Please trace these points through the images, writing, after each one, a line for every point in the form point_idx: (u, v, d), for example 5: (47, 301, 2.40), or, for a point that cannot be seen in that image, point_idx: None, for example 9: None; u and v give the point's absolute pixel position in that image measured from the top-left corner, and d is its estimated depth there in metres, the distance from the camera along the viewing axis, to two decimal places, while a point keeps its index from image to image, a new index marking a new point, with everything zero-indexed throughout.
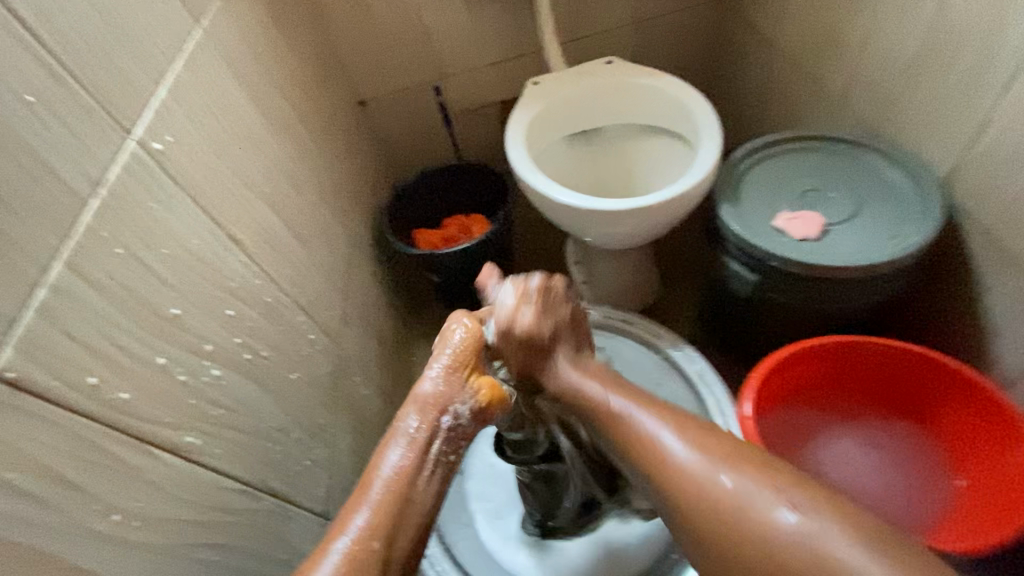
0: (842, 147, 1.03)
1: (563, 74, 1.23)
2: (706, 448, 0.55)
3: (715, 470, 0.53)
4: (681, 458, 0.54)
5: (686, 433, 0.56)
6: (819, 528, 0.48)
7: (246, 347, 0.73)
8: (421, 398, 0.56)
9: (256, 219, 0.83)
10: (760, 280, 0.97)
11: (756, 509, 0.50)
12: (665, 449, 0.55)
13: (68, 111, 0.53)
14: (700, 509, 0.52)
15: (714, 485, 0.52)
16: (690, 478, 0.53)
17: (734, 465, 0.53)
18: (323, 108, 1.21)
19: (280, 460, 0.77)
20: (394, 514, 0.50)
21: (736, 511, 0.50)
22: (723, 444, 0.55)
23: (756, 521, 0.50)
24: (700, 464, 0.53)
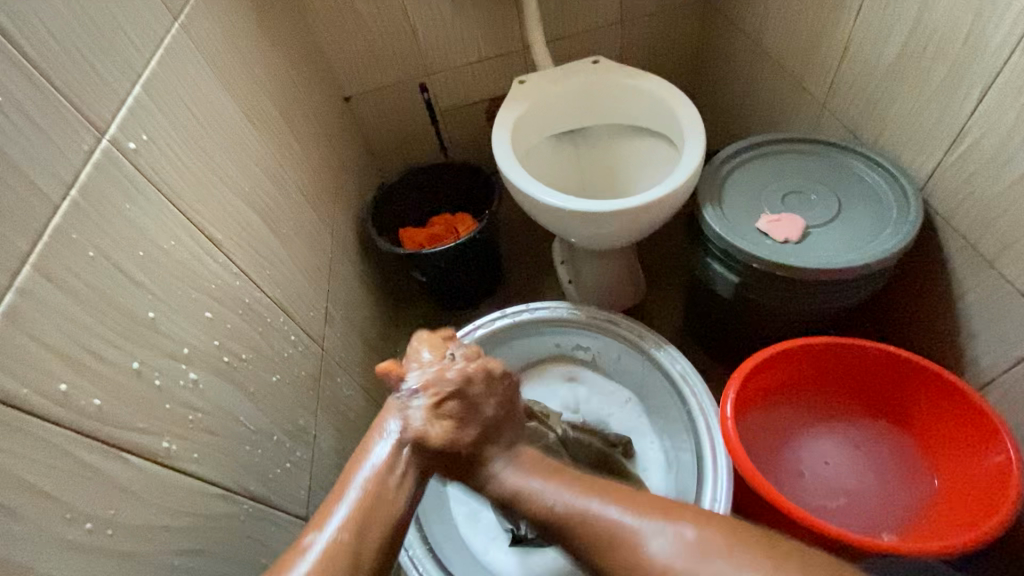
0: (824, 150, 1.05)
1: (549, 73, 1.23)
2: (670, 526, 0.48)
3: (667, 546, 0.47)
4: (638, 542, 0.47)
5: (636, 511, 0.49)
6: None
7: (227, 351, 0.72)
8: (397, 404, 0.58)
9: (235, 218, 0.81)
10: (742, 281, 0.98)
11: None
12: (622, 536, 0.48)
13: (36, 109, 0.51)
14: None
15: (686, 569, 0.45)
16: (659, 571, 0.45)
17: (704, 533, 0.47)
18: (306, 105, 1.19)
19: (264, 464, 0.75)
20: (369, 511, 0.52)
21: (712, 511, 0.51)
22: (688, 515, 0.49)
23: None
24: (669, 553, 0.46)
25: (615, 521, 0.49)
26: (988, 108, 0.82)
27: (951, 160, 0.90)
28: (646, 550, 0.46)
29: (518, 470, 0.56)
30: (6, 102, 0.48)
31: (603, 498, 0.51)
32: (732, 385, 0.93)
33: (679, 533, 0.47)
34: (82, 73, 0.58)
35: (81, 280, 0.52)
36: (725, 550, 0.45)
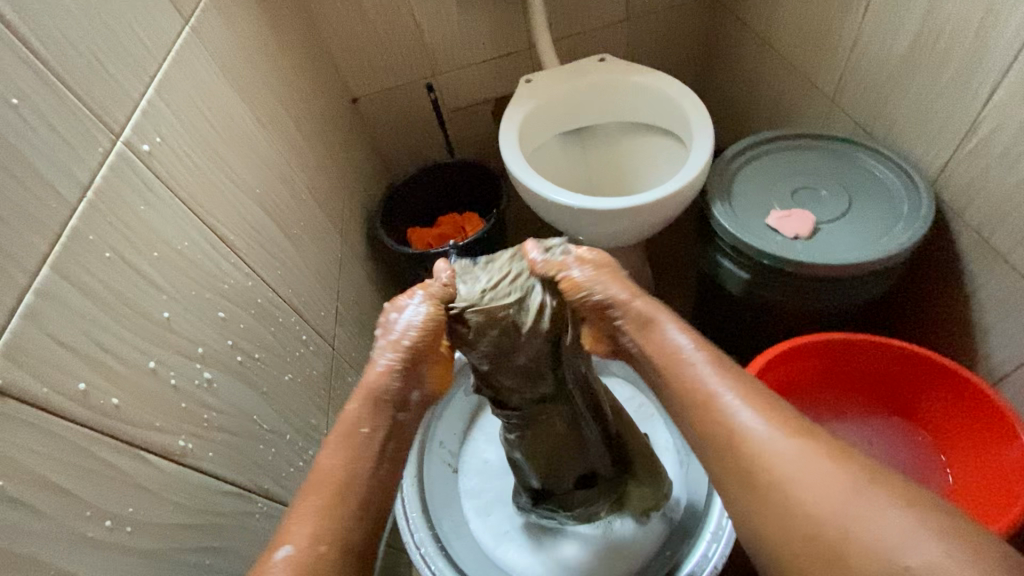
0: (834, 146, 1.04)
1: (556, 72, 1.23)
2: (802, 442, 0.49)
3: (817, 466, 0.47)
4: (766, 441, 0.49)
5: (775, 421, 0.50)
6: (901, 530, 0.43)
7: (240, 350, 0.72)
8: (370, 387, 0.57)
9: (246, 219, 0.82)
10: (753, 278, 0.98)
11: (854, 513, 0.45)
12: (746, 431, 0.50)
13: (53, 113, 0.52)
14: (782, 500, 0.48)
15: (792, 462, 0.48)
16: (784, 467, 0.48)
17: (814, 452, 0.48)
18: (314, 106, 1.20)
19: (277, 463, 0.76)
20: (340, 514, 0.51)
21: (788, 466, 0.48)
22: (813, 438, 0.50)
23: (857, 531, 0.44)
24: (780, 446, 0.49)
25: (738, 416, 0.51)
26: (1000, 101, 0.81)
27: (963, 154, 0.89)
28: (751, 432, 0.50)
29: (694, 359, 0.56)
30: (24, 106, 0.49)
31: (750, 400, 0.52)
32: None
33: (825, 454, 0.48)
34: (97, 76, 0.59)
35: (98, 281, 0.53)
36: (833, 465, 0.47)
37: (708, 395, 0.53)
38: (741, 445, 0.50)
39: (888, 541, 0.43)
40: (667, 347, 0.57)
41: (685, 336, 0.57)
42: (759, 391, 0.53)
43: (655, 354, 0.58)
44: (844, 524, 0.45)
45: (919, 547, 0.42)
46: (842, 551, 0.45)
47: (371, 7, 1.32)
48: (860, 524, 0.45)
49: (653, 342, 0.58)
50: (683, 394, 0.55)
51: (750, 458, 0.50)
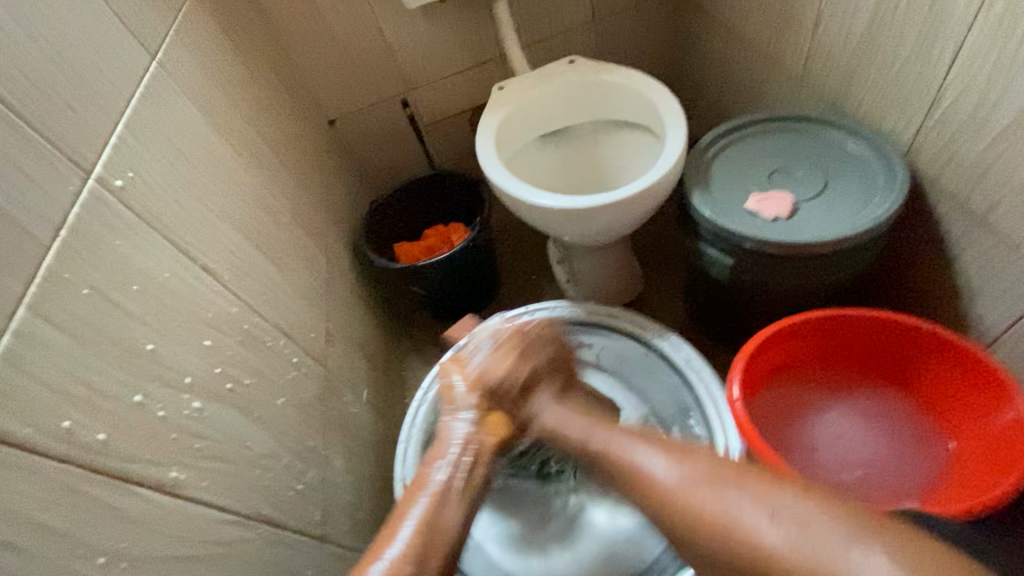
0: (806, 125, 1.05)
1: (527, 77, 1.24)
2: (688, 466, 0.58)
3: (696, 483, 0.56)
4: (665, 478, 0.58)
5: (691, 468, 0.58)
6: (771, 515, 0.52)
7: (229, 377, 0.72)
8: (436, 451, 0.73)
9: (227, 245, 0.82)
10: (738, 263, 0.98)
11: (734, 519, 0.52)
12: (649, 474, 0.60)
13: (21, 155, 0.52)
14: (682, 528, 0.55)
15: (682, 488, 0.56)
16: (678, 496, 0.56)
17: (692, 472, 0.57)
18: (290, 129, 1.21)
19: (276, 487, 0.75)
20: (419, 545, 0.61)
21: (721, 526, 0.53)
22: (698, 458, 0.59)
23: (738, 528, 0.52)
24: (672, 479, 0.58)
25: (644, 467, 0.60)
26: (961, 68, 0.83)
27: (932, 122, 0.90)
28: (655, 474, 0.59)
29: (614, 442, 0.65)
30: None
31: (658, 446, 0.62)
32: (736, 367, 0.93)
33: (703, 466, 0.58)
34: (63, 116, 0.59)
35: (78, 318, 0.53)
36: (719, 484, 0.55)
37: (614, 455, 0.64)
38: (648, 491, 0.59)
39: (766, 532, 0.51)
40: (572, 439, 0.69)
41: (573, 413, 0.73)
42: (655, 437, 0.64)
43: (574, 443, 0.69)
44: (725, 520, 0.53)
45: (792, 526, 0.50)
46: (738, 551, 0.51)
47: (340, 28, 1.34)
48: (742, 525, 0.52)
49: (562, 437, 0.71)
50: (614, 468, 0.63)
51: (660, 497, 0.58)
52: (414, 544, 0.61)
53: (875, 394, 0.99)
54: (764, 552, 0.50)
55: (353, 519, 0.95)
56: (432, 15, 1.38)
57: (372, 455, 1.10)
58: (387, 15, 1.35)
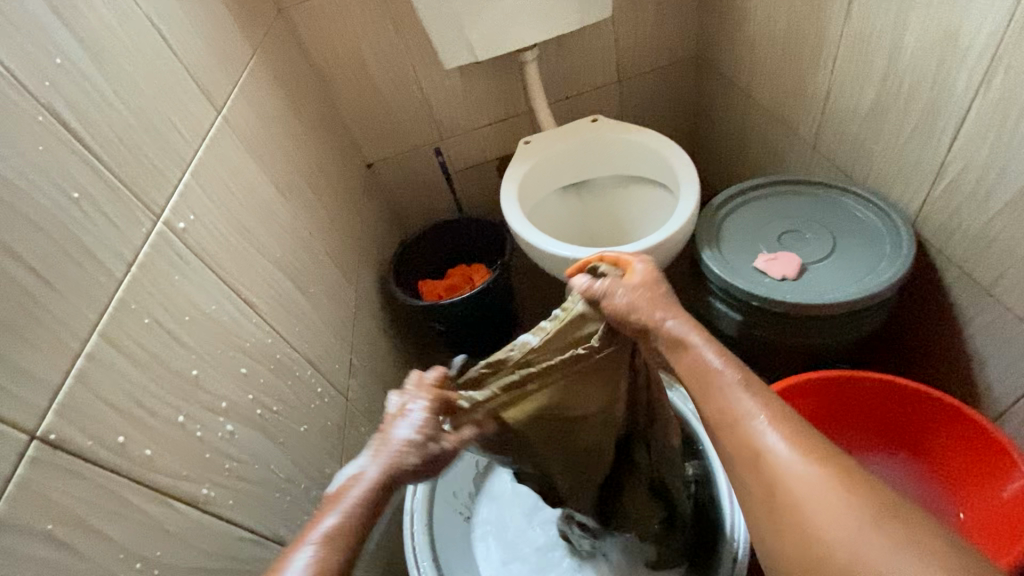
0: (816, 190, 1.10)
1: (552, 133, 1.32)
2: (822, 463, 0.50)
3: (825, 486, 0.48)
4: (793, 471, 0.50)
5: (814, 458, 0.51)
6: (885, 543, 0.44)
7: (260, 404, 0.78)
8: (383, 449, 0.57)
9: (268, 280, 0.90)
10: (746, 319, 1.01)
11: (842, 533, 0.46)
12: (773, 452, 0.52)
13: (107, 202, 0.61)
14: (785, 506, 0.50)
15: (805, 481, 0.50)
16: (797, 485, 0.50)
17: (828, 471, 0.49)
18: (332, 173, 1.32)
19: (293, 510, 0.80)
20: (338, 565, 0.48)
21: (831, 529, 0.47)
22: (842, 467, 0.50)
23: (846, 543, 0.46)
24: (795, 465, 0.51)
25: (768, 441, 0.53)
26: (962, 145, 0.86)
27: (937, 193, 0.93)
28: (774, 452, 0.52)
29: (727, 380, 0.58)
30: (84, 199, 0.58)
31: (772, 415, 0.55)
32: None
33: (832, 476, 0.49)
34: (142, 166, 0.69)
35: (138, 344, 0.60)
36: (843, 491, 0.48)
37: (724, 396, 0.57)
38: (761, 467, 0.53)
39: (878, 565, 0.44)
40: (708, 375, 0.59)
41: (714, 352, 0.60)
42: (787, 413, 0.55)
43: (690, 375, 0.61)
44: (833, 529, 0.47)
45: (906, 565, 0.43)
46: None
47: (383, 83, 1.46)
48: (857, 542, 0.45)
49: (688, 364, 0.61)
50: (716, 408, 0.58)
51: (771, 480, 0.52)
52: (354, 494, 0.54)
53: (891, 450, 1.00)
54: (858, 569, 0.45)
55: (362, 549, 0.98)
56: (468, 73, 1.49)
57: None
58: (426, 72, 1.47)
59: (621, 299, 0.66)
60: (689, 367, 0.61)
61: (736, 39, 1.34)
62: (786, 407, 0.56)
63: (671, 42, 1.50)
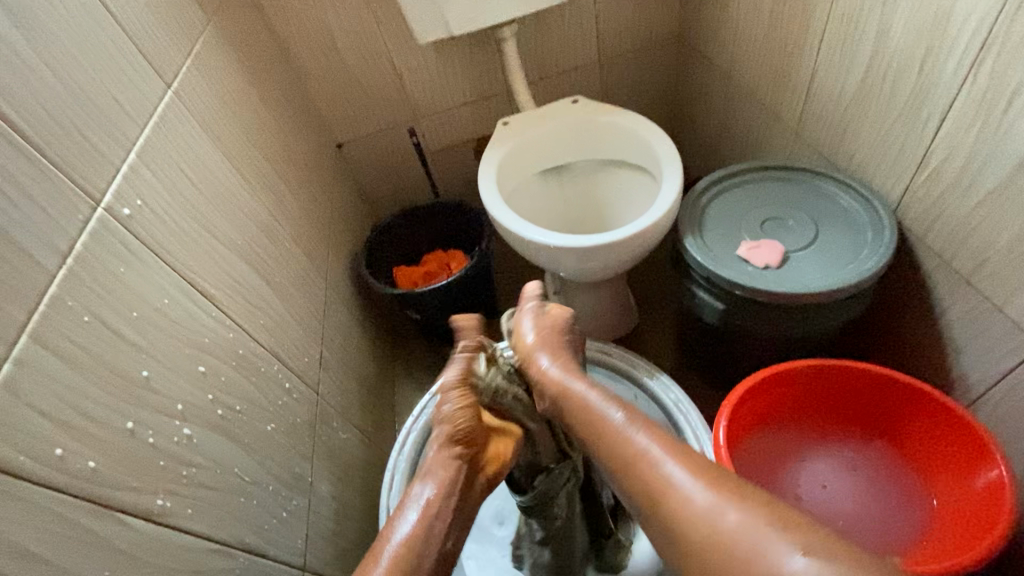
0: (799, 176, 1.08)
1: (531, 114, 1.28)
2: (718, 488, 0.60)
3: (722, 508, 0.58)
4: (694, 499, 0.60)
5: (712, 486, 0.60)
6: (783, 546, 0.53)
7: (220, 404, 0.73)
8: (427, 470, 0.73)
9: (227, 271, 0.84)
10: (728, 308, 1.00)
11: (753, 546, 0.54)
12: (677, 487, 0.61)
13: (36, 187, 0.55)
14: (694, 541, 0.58)
15: (699, 509, 0.59)
16: (694, 515, 0.59)
17: (723, 496, 0.59)
18: (298, 154, 1.24)
19: (260, 515, 0.75)
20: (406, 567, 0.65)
21: (740, 547, 0.54)
22: (731, 486, 0.60)
23: (761, 563, 0.53)
24: (691, 492, 0.60)
25: (678, 484, 0.61)
26: (948, 132, 0.85)
27: (919, 181, 0.92)
28: (679, 486, 0.61)
29: (621, 424, 0.69)
30: (7, 183, 0.52)
31: (663, 451, 0.65)
32: (722, 412, 0.94)
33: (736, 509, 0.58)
34: (78, 147, 0.62)
35: (77, 345, 0.54)
36: (741, 506, 0.57)
37: (625, 442, 0.67)
38: (667, 499, 0.61)
39: (780, 565, 0.52)
40: (608, 425, 0.70)
41: (595, 393, 0.74)
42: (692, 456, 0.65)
43: (584, 422, 0.72)
44: (747, 553, 0.54)
45: (802, 565, 0.51)
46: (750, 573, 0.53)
47: (353, 59, 1.39)
48: (758, 551, 0.53)
49: (582, 411, 0.73)
50: (623, 452, 0.67)
51: (677, 510, 0.60)
52: (410, 539, 0.67)
53: (870, 438, 1.00)
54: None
55: (337, 551, 0.94)
56: (443, 50, 1.42)
57: (359, 481, 1.10)
58: (399, 48, 1.40)
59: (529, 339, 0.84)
60: (608, 425, 0.70)
61: (720, 20, 1.30)
62: (682, 445, 0.67)
63: (653, 21, 1.45)
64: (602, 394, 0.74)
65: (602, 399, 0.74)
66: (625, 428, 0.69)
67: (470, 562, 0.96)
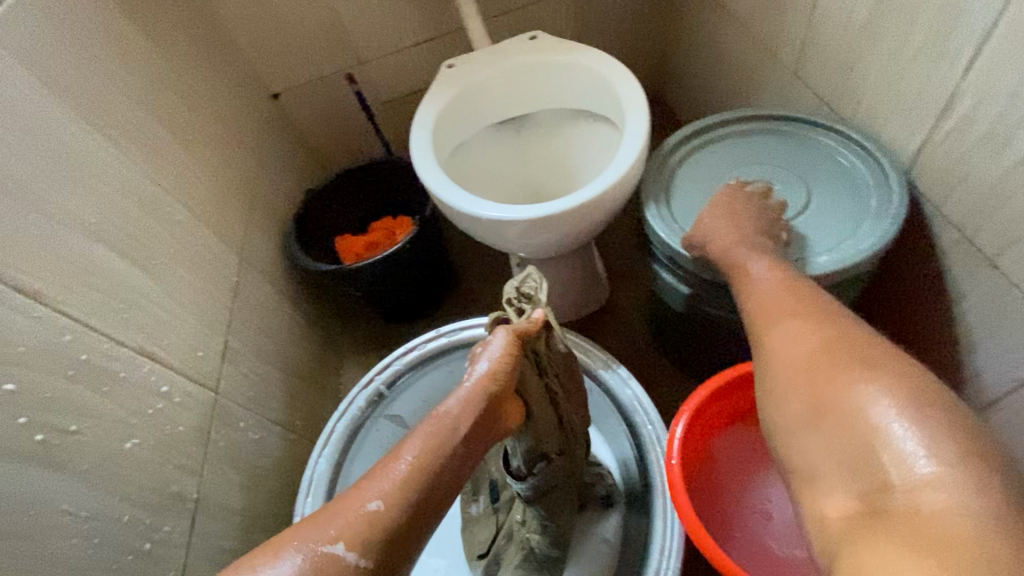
0: (794, 127, 0.88)
1: (480, 54, 1.06)
2: (894, 384, 0.50)
3: (893, 414, 0.48)
4: (868, 409, 0.49)
5: (886, 385, 0.50)
6: (908, 452, 0.46)
7: (40, 427, 0.59)
8: (424, 432, 0.53)
9: (69, 257, 0.68)
10: (694, 292, 0.83)
11: (897, 461, 0.46)
12: (846, 390, 0.52)
13: None
14: (852, 440, 0.49)
15: (863, 416, 0.49)
16: (860, 423, 0.49)
17: (902, 396, 0.49)
18: (206, 106, 1.06)
19: (105, 554, 0.63)
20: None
21: (887, 453, 0.46)
22: (912, 385, 0.50)
23: (901, 476, 0.45)
24: (874, 406, 0.49)
25: (856, 391, 0.51)
26: (984, 69, 0.65)
27: (939, 137, 0.73)
28: (856, 391, 0.51)
29: (794, 331, 0.62)
30: None
31: (845, 354, 0.56)
32: (680, 416, 0.81)
33: (837, 423, 0.51)
34: None
35: None
36: (899, 401, 0.49)
37: (786, 354, 0.60)
38: (829, 407, 0.52)
39: (907, 474, 0.45)
40: (786, 347, 0.61)
41: (796, 327, 0.62)
42: (838, 339, 0.58)
43: (773, 339, 0.63)
44: (891, 469, 0.46)
45: (929, 475, 0.44)
46: (881, 493, 0.45)
47: None
48: (891, 467, 0.46)
49: (765, 308, 0.67)
50: (784, 360, 0.60)
51: (832, 415, 0.52)
52: (362, 518, 0.47)
53: None
54: (925, 525, 0.41)
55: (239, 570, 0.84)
56: None
57: (279, 483, 0.98)
58: None
59: (536, 314, 0.67)
60: (772, 333, 0.64)
61: None
62: (871, 346, 0.56)
63: None
64: (795, 298, 0.66)
65: (794, 301, 0.66)
66: (788, 332, 0.62)
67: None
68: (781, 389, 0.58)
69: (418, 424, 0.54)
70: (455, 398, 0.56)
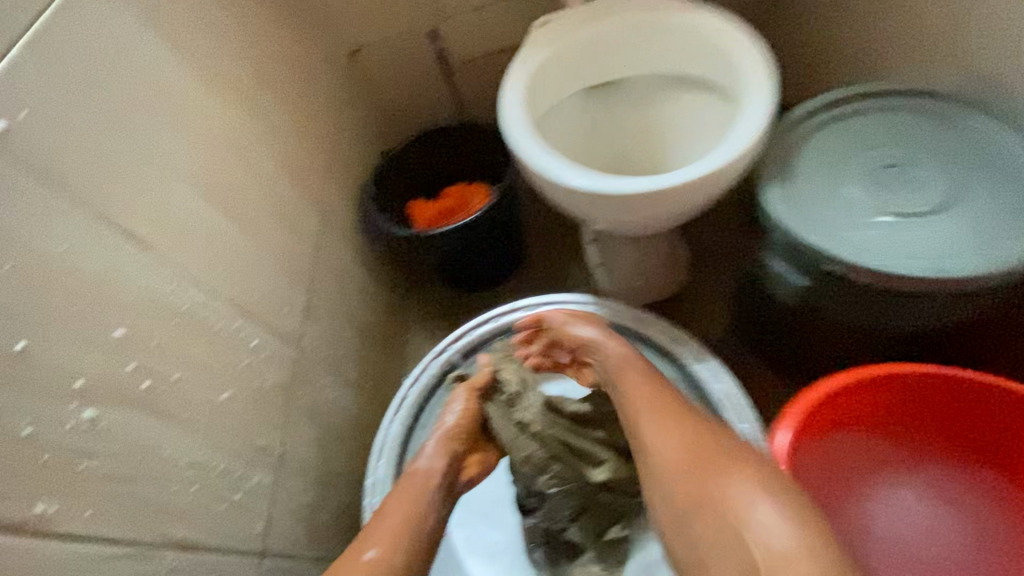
0: (935, 110, 0.81)
1: (579, 11, 0.99)
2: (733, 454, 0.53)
3: (764, 498, 0.48)
4: (737, 475, 0.50)
5: (753, 471, 0.51)
6: (766, 522, 0.46)
7: (147, 374, 0.59)
8: (442, 443, 0.67)
9: (172, 205, 0.67)
10: (809, 284, 0.78)
11: (779, 553, 0.43)
12: (731, 443, 0.54)
13: None
14: (726, 513, 0.48)
15: (743, 489, 0.49)
16: (733, 497, 0.49)
17: (748, 470, 0.51)
18: (291, 60, 1.03)
19: (202, 502, 0.64)
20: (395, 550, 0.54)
21: (759, 546, 0.44)
22: (747, 468, 0.51)
23: (758, 548, 0.44)
24: (739, 480, 0.50)
25: (725, 468, 0.51)
26: None
27: None
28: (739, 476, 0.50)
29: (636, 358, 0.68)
30: None
31: (720, 431, 0.56)
32: (787, 417, 0.75)
33: (721, 458, 0.53)
34: None
35: None
36: (749, 483, 0.49)
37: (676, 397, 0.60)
38: (699, 477, 0.52)
39: (754, 541, 0.45)
40: (665, 397, 0.60)
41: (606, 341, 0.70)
42: (703, 438, 0.55)
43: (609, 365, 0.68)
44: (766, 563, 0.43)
45: (768, 525, 0.45)
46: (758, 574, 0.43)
47: None
48: (766, 562, 0.43)
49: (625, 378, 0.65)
50: (662, 446, 0.56)
51: (700, 494, 0.51)
52: (405, 507, 0.58)
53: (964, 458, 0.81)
54: None
55: (313, 526, 0.84)
56: None
57: (350, 445, 0.98)
58: None
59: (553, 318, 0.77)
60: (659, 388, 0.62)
61: None
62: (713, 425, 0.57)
63: None
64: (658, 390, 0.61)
65: (644, 385, 0.62)
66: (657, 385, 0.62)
67: (458, 534, 0.85)
68: (644, 414, 0.59)
69: (428, 445, 0.67)
70: (432, 450, 0.66)
